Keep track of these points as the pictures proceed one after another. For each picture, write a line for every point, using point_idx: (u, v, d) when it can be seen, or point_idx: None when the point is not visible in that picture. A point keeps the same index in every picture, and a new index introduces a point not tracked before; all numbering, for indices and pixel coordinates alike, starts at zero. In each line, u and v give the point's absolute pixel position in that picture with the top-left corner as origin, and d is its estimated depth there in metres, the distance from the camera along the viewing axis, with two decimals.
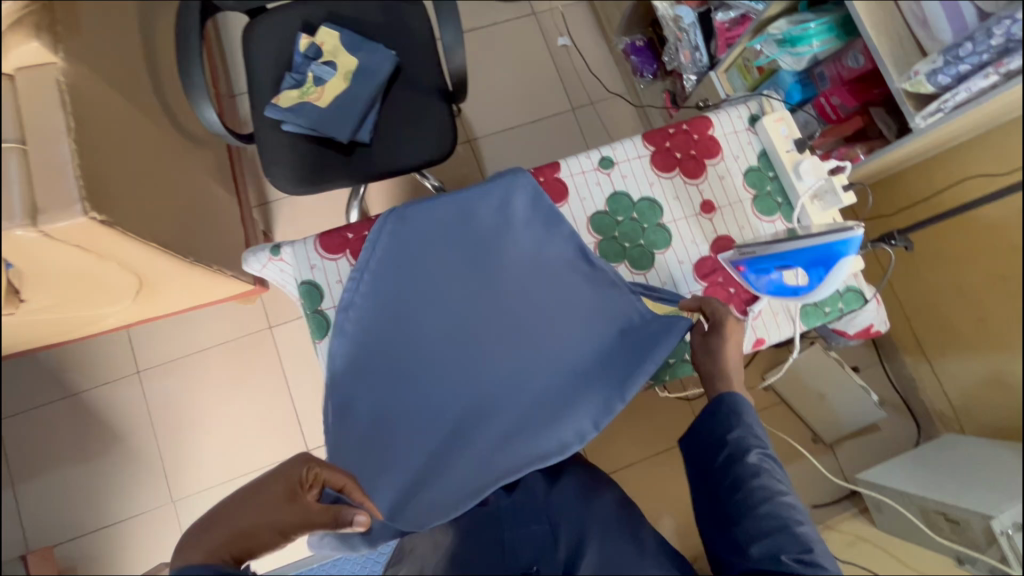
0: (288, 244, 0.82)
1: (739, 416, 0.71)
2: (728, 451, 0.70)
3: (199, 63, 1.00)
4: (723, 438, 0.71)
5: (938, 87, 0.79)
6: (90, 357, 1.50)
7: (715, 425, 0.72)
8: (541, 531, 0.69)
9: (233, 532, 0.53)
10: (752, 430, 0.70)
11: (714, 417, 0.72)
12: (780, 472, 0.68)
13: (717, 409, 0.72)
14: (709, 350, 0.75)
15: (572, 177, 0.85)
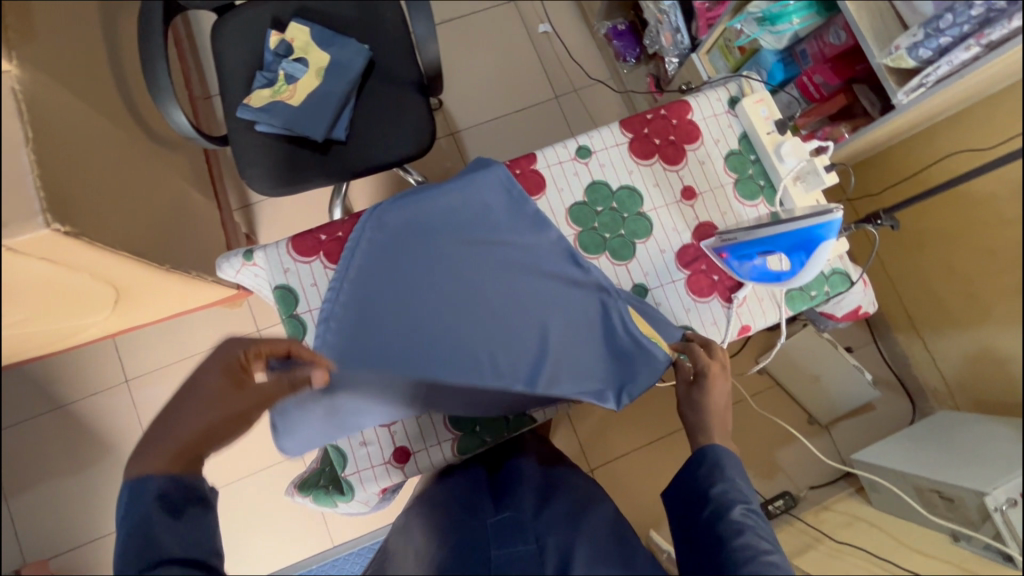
0: (260, 249, 0.80)
1: (722, 469, 0.63)
2: (710, 508, 0.61)
3: (164, 66, 0.97)
4: (704, 492, 0.62)
5: (920, 61, 0.77)
6: (76, 368, 1.48)
7: (697, 479, 0.64)
8: (527, 551, 0.60)
9: (187, 437, 0.55)
10: (735, 484, 0.62)
11: (694, 469, 0.65)
12: (769, 536, 0.58)
13: (698, 462, 0.65)
14: (692, 403, 0.70)
15: (549, 168, 0.84)
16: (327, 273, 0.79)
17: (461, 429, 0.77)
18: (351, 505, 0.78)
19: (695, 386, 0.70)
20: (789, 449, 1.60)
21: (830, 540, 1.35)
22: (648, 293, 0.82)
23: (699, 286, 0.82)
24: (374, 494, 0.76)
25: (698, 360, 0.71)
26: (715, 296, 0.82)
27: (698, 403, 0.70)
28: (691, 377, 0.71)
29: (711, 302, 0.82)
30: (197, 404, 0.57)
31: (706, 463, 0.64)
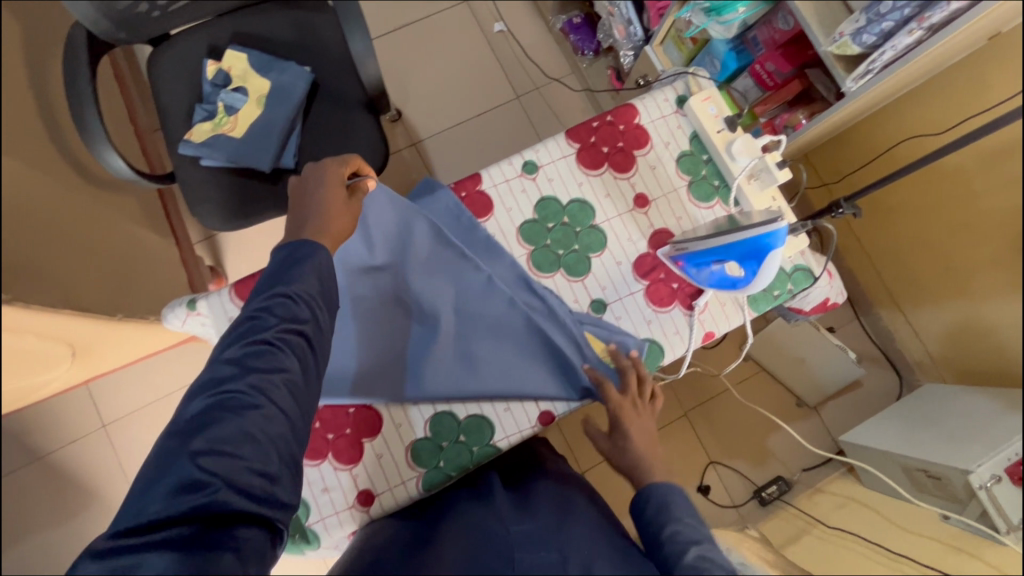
0: (203, 298, 0.78)
1: (668, 510, 0.60)
2: (665, 554, 0.57)
3: (93, 109, 0.93)
4: (656, 536, 0.59)
5: (865, 47, 0.75)
6: (51, 418, 1.44)
7: (647, 525, 0.61)
8: (551, 559, 0.55)
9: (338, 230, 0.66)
10: (684, 523, 0.58)
11: (642, 513, 0.62)
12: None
13: (643, 507, 0.62)
14: (618, 448, 0.69)
15: (496, 187, 0.81)
16: None
17: (424, 465, 0.75)
18: (320, 552, 0.76)
19: (615, 432, 0.69)
20: (780, 434, 1.59)
21: (822, 526, 1.34)
22: (607, 307, 0.80)
23: (659, 295, 0.80)
24: (343, 538, 0.75)
25: (615, 404, 0.71)
26: (676, 304, 0.80)
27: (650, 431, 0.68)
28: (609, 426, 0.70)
29: (672, 311, 0.80)
30: (334, 189, 0.69)
31: (652, 507, 0.61)
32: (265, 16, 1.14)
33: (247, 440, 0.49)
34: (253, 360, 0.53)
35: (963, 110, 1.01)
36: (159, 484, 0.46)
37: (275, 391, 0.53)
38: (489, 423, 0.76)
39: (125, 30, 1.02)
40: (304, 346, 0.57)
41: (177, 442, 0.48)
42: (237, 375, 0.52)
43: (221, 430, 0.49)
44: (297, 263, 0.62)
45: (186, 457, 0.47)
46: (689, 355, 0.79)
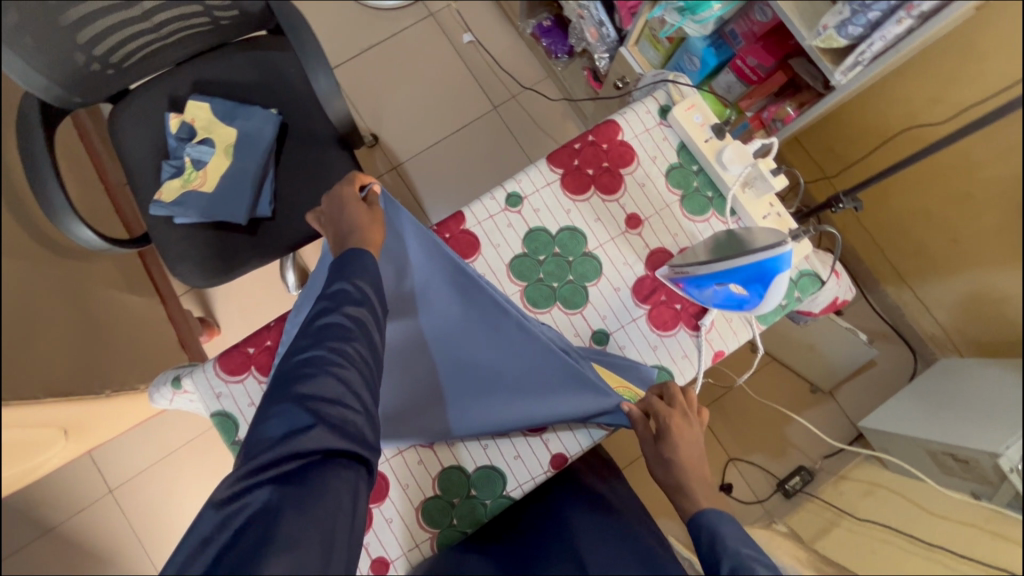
0: (187, 374, 0.73)
1: (721, 544, 0.56)
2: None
3: (55, 182, 0.89)
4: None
5: (852, 39, 0.71)
6: (55, 489, 1.40)
7: (705, 559, 0.57)
8: None
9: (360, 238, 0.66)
10: (741, 556, 0.54)
11: (697, 546, 0.58)
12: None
13: (698, 539, 0.59)
14: (664, 462, 0.64)
15: (480, 225, 0.78)
16: (262, 387, 0.73)
17: (437, 525, 0.72)
18: None
19: (662, 443, 0.64)
20: (797, 423, 1.55)
21: (851, 517, 1.31)
22: (610, 337, 0.76)
23: (662, 319, 0.76)
24: None
25: (661, 411, 0.65)
26: (681, 326, 0.76)
27: (674, 463, 0.63)
28: (657, 435, 0.64)
29: (678, 334, 0.76)
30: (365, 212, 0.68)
31: (705, 539, 0.57)
32: (224, 61, 1.09)
33: (334, 394, 0.51)
34: (330, 330, 0.56)
35: (961, 92, 0.98)
36: (263, 432, 0.49)
37: (353, 356, 0.55)
38: (499, 473, 0.72)
39: (79, 92, 0.97)
40: (372, 319, 0.59)
41: (274, 400, 0.52)
42: (317, 343, 0.55)
43: (311, 386, 0.51)
44: (348, 264, 0.63)
45: (286, 408, 0.50)
46: (700, 378, 0.76)
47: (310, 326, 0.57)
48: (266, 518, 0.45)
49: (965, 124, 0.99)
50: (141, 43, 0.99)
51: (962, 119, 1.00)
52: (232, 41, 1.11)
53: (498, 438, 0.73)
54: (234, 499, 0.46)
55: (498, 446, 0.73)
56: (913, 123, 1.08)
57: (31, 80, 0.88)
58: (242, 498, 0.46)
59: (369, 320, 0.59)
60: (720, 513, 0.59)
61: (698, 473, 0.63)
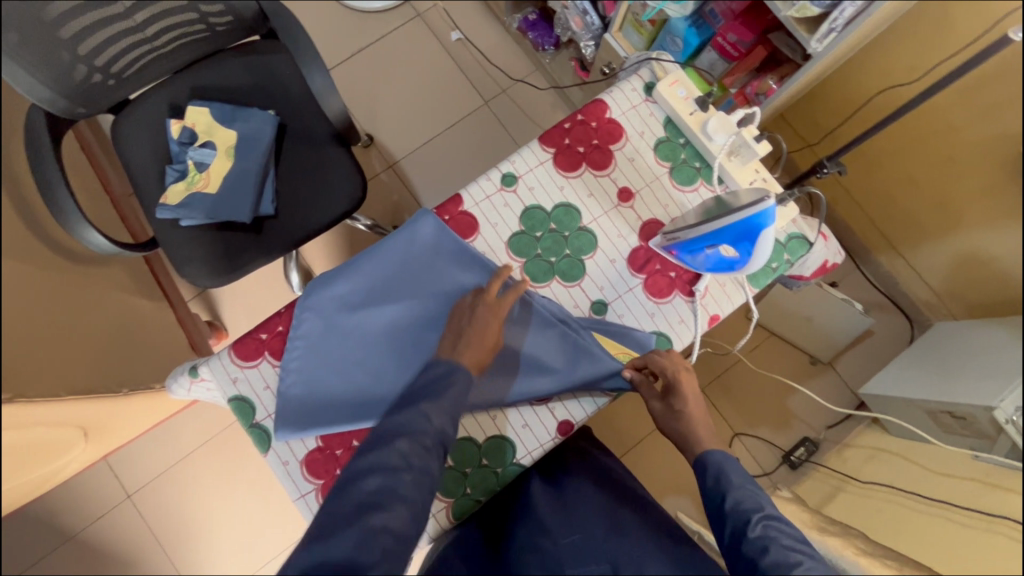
0: (203, 362, 0.76)
1: (726, 478, 0.63)
2: (730, 526, 0.60)
3: (64, 189, 0.92)
4: (718, 508, 0.62)
5: (824, 7, 0.74)
6: (73, 498, 1.43)
7: (709, 492, 0.64)
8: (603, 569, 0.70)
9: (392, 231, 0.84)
10: (745, 491, 0.62)
11: (701, 479, 0.65)
12: (793, 538, 0.58)
13: (702, 474, 0.65)
14: (675, 416, 0.70)
15: (478, 206, 0.80)
16: (276, 371, 0.76)
17: (451, 495, 0.74)
18: None
19: (668, 396, 0.70)
20: (799, 395, 1.58)
21: (855, 481, 1.34)
22: (609, 307, 0.79)
23: (658, 287, 0.79)
24: None
25: (669, 366, 0.70)
26: (676, 293, 0.79)
27: (679, 412, 0.69)
28: (662, 387, 0.71)
29: (674, 301, 0.79)
30: (492, 317, 0.70)
31: (710, 473, 0.64)
32: (221, 67, 1.13)
33: (401, 524, 0.54)
34: (406, 458, 0.58)
35: (932, 55, 1.02)
36: (328, 547, 0.51)
37: (419, 486, 0.57)
38: (507, 441, 0.75)
39: (82, 103, 1.00)
40: (438, 448, 0.61)
41: (339, 514, 0.54)
42: (390, 463, 0.57)
43: (374, 512, 0.53)
44: (441, 379, 0.66)
45: (351, 530, 0.52)
46: (697, 341, 0.78)
47: (386, 441, 0.59)
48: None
49: (932, 82, 1.03)
50: (141, 52, 1.02)
51: (929, 78, 1.04)
52: (228, 47, 1.14)
53: (506, 412, 0.76)
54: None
55: (506, 416, 0.76)
56: (884, 86, 1.12)
57: (37, 92, 0.91)
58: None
59: (437, 453, 0.60)
60: (727, 455, 0.66)
61: (703, 421, 0.69)
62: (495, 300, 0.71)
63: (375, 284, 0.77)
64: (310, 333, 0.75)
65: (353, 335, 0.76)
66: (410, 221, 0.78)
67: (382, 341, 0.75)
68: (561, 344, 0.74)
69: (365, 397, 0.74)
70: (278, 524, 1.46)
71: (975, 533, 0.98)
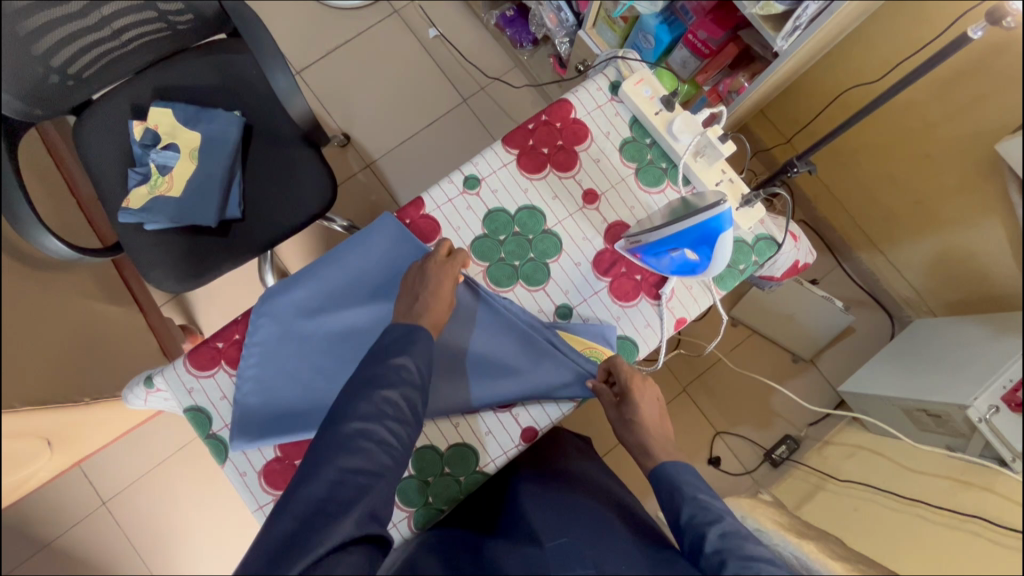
0: (158, 372, 0.74)
1: (680, 492, 0.62)
2: (689, 540, 0.60)
3: (20, 193, 0.90)
4: (676, 523, 0.61)
5: (788, 3, 0.74)
6: (48, 505, 1.41)
7: (666, 507, 0.63)
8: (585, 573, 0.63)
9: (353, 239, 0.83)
10: (699, 503, 0.60)
11: (658, 495, 0.65)
12: (753, 546, 0.56)
13: (659, 489, 0.65)
14: (634, 426, 0.69)
15: (440, 209, 0.79)
16: (233, 380, 0.74)
17: (413, 504, 0.73)
18: None
19: (624, 405, 0.69)
20: (781, 393, 1.57)
21: (834, 480, 1.34)
22: (574, 311, 0.78)
23: (623, 290, 0.78)
24: None
25: (630, 378, 0.69)
26: (642, 296, 0.78)
27: (638, 421, 0.68)
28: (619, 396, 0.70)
29: (639, 304, 0.78)
30: (446, 277, 0.69)
31: (665, 488, 0.64)
32: (186, 67, 1.11)
33: (373, 468, 0.56)
34: (382, 407, 0.59)
35: (905, 49, 1.01)
36: (307, 487, 0.53)
37: (394, 433, 0.58)
38: (472, 450, 0.74)
39: (38, 104, 0.97)
40: (415, 397, 0.62)
41: (317, 455, 0.56)
42: (366, 409, 0.59)
43: (348, 457, 0.55)
44: (403, 338, 0.65)
45: (327, 472, 0.54)
46: (664, 345, 0.77)
47: (363, 391, 0.60)
48: (311, 556, 0.49)
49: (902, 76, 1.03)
50: (100, 53, 1.00)
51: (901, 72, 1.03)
52: (192, 47, 1.11)
53: (467, 418, 0.75)
54: (281, 529, 0.51)
55: (468, 424, 0.75)
56: (855, 81, 1.12)
57: None
58: (289, 529, 0.51)
59: (414, 400, 0.62)
60: (682, 466, 0.65)
61: (659, 433, 0.68)
62: (446, 259, 0.71)
63: (335, 289, 0.76)
64: (264, 340, 0.73)
65: (311, 341, 0.74)
66: (369, 225, 0.77)
67: (341, 344, 0.74)
68: (523, 346, 0.73)
69: (323, 402, 0.72)
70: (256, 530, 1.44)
71: (949, 531, 0.98)
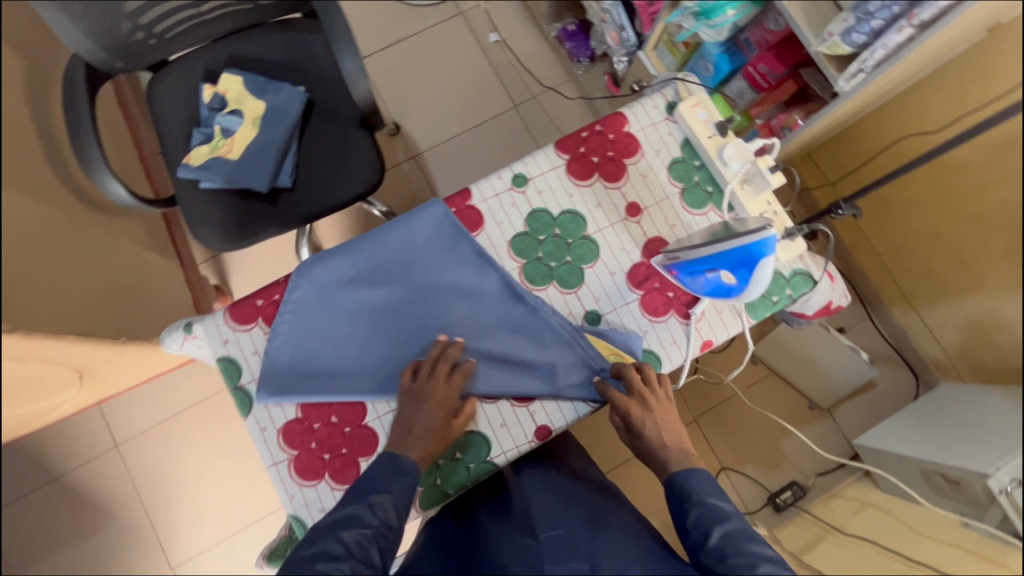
0: (198, 320, 0.77)
1: (688, 496, 0.65)
2: (693, 538, 0.63)
3: (92, 137, 0.95)
4: (683, 523, 0.64)
5: (856, 46, 0.75)
6: (64, 439, 1.46)
7: (674, 507, 0.66)
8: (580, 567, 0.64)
9: None
10: (705, 506, 0.63)
11: (668, 498, 0.67)
12: (758, 540, 0.60)
13: (669, 494, 0.67)
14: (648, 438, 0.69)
15: (486, 202, 0.81)
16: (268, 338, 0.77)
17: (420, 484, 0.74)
18: None
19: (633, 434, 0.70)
20: (793, 438, 1.54)
21: (840, 532, 1.31)
22: (602, 318, 0.78)
23: (654, 305, 0.79)
24: None
25: (629, 410, 0.69)
26: (672, 313, 0.79)
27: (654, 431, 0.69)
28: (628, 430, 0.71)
29: (668, 321, 0.78)
30: (438, 389, 0.70)
31: (674, 494, 0.66)
32: (261, 40, 1.16)
33: None
34: (349, 546, 0.61)
35: (966, 105, 1.00)
36: None
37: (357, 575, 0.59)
38: (484, 439, 0.75)
39: (121, 58, 1.03)
40: (384, 540, 0.63)
41: None
42: (333, 550, 0.60)
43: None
44: (390, 467, 0.68)
45: None
46: (687, 364, 0.78)
47: (334, 530, 0.62)
48: None
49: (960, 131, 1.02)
50: (184, 17, 1.06)
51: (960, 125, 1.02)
52: (268, 22, 1.17)
53: (485, 407, 0.76)
54: None
55: (485, 412, 0.76)
56: (907, 133, 1.12)
57: (76, 41, 0.96)
58: None
59: (382, 543, 0.63)
60: (698, 473, 0.67)
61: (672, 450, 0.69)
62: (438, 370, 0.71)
63: (377, 265, 0.78)
64: (303, 302, 0.76)
65: (343, 312, 0.77)
66: (417, 210, 0.80)
67: (376, 318, 0.77)
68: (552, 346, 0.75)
69: (353, 369, 0.75)
70: (255, 493, 1.47)
71: None
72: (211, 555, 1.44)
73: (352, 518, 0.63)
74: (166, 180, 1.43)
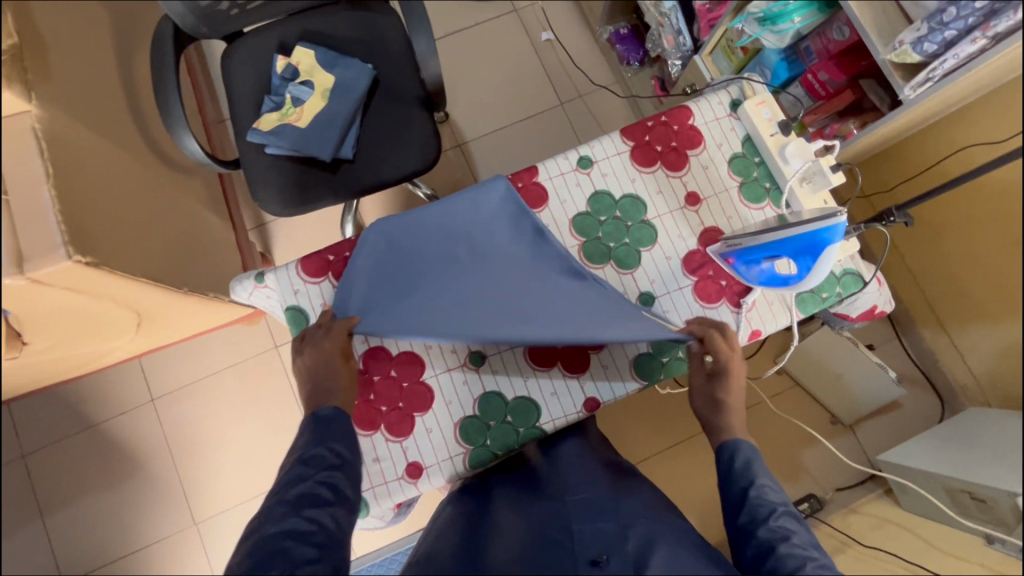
0: (271, 271, 0.83)
1: (756, 472, 0.70)
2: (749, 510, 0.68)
3: (174, 94, 1.00)
4: (742, 495, 0.70)
5: (926, 56, 0.78)
6: (103, 388, 1.51)
7: (733, 479, 0.71)
8: (613, 529, 0.68)
9: None
10: (770, 486, 0.69)
11: (728, 468, 0.72)
12: (804, 534, 0.66)
13: (732, 465, 0.72)
14: None
15: (551, 180, 0.84)
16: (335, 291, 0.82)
17: (471, 442, 0.79)
18: (367, 520, 0.80)
19: (715, 379, 0.75)
20: (813, 450, 1.55)
21: (858, 544, 1.32)
22: (656, 300, 0.81)
23: (707, 291, 0.81)
24: (390, 508, 0.80)
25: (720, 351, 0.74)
26: (724, 301, 0.81)
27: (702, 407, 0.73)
28: (713, 372, 0.75)
29: (720, 308, 0.81)
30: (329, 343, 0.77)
31: (740, 466, 0.71)
32: (335, 18, 1.21)
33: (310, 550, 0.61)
34: (305, 498, 0.66)
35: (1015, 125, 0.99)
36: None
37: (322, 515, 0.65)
38: (535, 405, 0.79)
39: (207, 25, 1.08)
40: (340, 479, 0.69)
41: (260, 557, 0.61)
42: (291, 506, 0.65)
43: (297, 548, 0.61)
44: (324, 421, 0.73)
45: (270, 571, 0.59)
46: None
47: (288, 489, 0.67)
48: None
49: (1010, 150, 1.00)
50: None
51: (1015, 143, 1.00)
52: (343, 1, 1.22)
53: (537, 375, 0.80)
54: None
55: (537, 381, 0.80)
56: (950, 152, 1.14)
57: (173, 6, 1.01)
58: None
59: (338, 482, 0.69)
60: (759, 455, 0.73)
61: None
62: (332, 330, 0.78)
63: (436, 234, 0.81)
64: (371, 254, 0.80)
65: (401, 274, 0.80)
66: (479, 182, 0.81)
67: (431, 281, 0.79)
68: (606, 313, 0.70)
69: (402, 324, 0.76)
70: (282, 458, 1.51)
71: None
72: (233, 513, 1.48)
73: (300, 475, 0.68)
74: (225, 147, 1.48)
